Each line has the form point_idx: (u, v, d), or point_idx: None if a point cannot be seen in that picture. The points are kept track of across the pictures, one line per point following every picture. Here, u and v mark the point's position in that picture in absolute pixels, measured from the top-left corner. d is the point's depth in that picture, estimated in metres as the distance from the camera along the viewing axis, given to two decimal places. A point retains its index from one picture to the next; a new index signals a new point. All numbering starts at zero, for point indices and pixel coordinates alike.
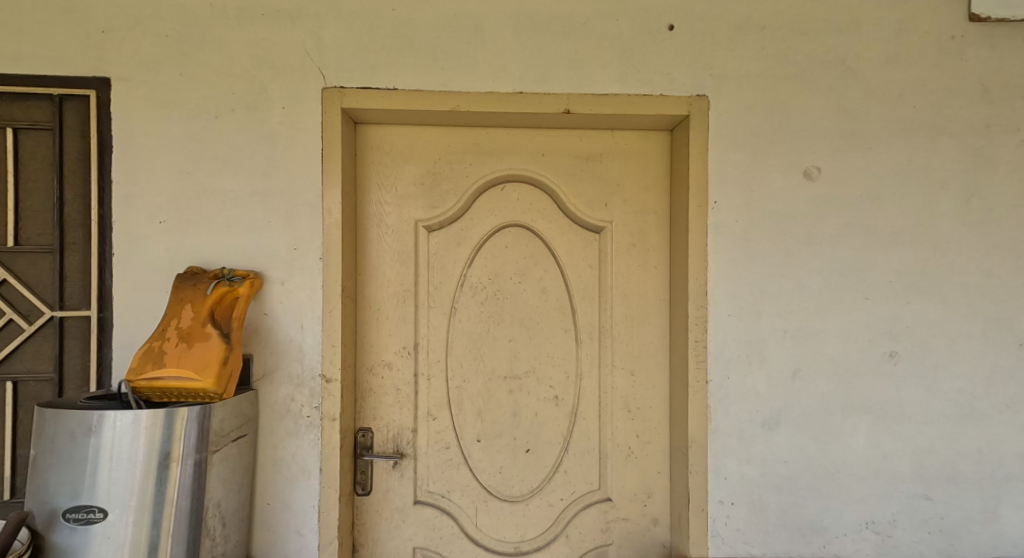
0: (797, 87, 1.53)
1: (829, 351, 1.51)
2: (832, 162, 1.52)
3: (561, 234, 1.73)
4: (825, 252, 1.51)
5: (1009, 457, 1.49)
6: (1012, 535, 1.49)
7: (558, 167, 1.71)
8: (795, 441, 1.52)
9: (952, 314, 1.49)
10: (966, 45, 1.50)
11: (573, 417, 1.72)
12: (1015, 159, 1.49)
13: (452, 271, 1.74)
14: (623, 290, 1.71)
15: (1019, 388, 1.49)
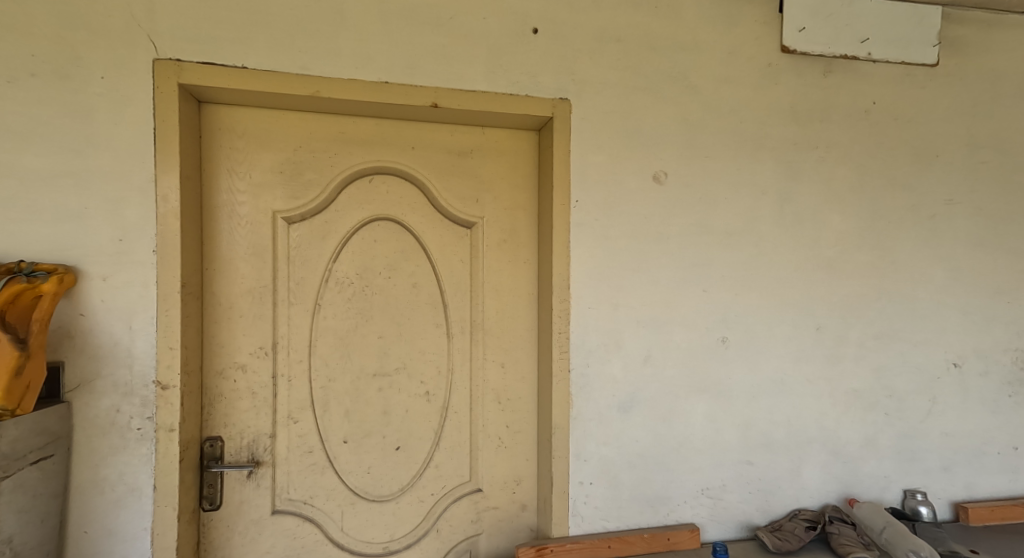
0: (648, 98, 1.67)
1: (674, 339, 1.68)
2: (678, 168, 1.67)
3: (433, 229, 1.72)
4: (674, 250, 1.67)
5: (809, 423, 1.74)
6: (812, 489, 1.74)
7: (429, 161, 1.70)
8: (645, 421, 1.67)
9: (771, 304, 1.72)
10: (780, 71, 1.71)
11: (444, 412, 1.73)
12: (817, 172, 1.73)
13: (316, 265, 1.66)
14: (495, 285, 1.74)
15: (818, 364, 1.74)
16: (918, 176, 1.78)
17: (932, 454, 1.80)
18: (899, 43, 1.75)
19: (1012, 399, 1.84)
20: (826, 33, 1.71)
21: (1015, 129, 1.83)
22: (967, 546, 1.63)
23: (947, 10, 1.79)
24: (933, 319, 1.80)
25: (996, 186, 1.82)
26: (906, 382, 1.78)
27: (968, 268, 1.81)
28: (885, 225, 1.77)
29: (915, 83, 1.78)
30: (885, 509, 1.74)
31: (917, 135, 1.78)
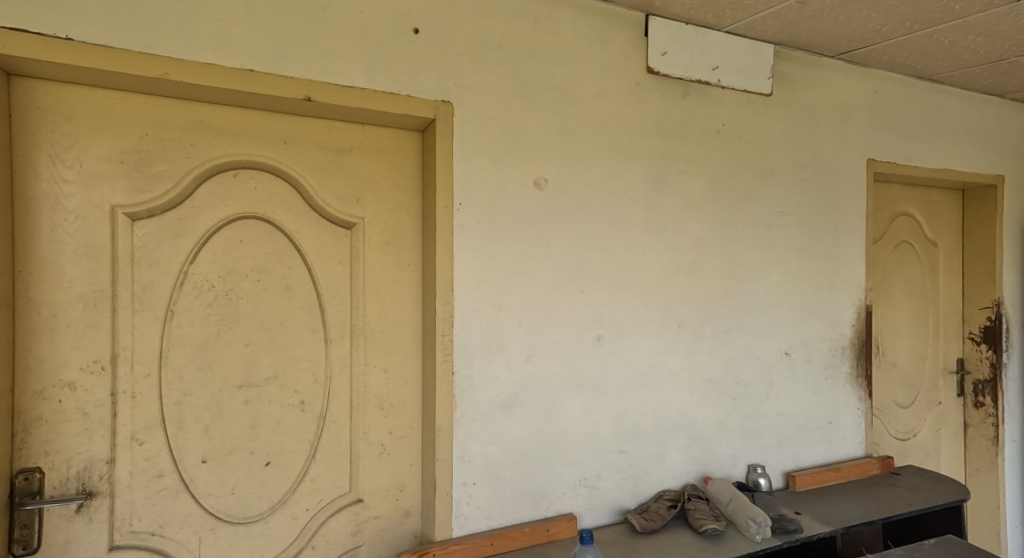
0: (528, 106, 1.72)
1: (554, 338, 1.75)
2: (556, 175, 1.75)
3: (308, 229, 1.61)
4: (554, 252, 1.74)
5: (672, 411, 1.91)
6: (674, 471, 1.92)
7: (302, 157, 1.60)
8: (527, 419, 1.72)
9: (641, 303, 1.86)
10: (645, 89, 1.86)
11: (322, 422, 1.63)
12: (678, 183, 1.91)
13: (169, 267, 1.48)
14: (377, 288, 1.68)
15: (680, 357, 1.92)
16: (757, 189, 2.04)
17: (769, 431, 2.08)
18: (741, 72, 1.99)
19: (828, 380, 2.19)
20: (683, 59, 1.90)
21: (829, 153, 2.18)
22: (793, 509, 1.92)
23: (777, 48, 2.07)
24: (770, 313, 2.07)
25: (816, 200, 2.15)
26: (749, 369, 2.04)
27: (795, 270, 2.12)
28: (733, 232, 2.00)
29: (754, 109, 2.03)
30: (732, 483, 1.98)
31: (756, 154, 2.04)
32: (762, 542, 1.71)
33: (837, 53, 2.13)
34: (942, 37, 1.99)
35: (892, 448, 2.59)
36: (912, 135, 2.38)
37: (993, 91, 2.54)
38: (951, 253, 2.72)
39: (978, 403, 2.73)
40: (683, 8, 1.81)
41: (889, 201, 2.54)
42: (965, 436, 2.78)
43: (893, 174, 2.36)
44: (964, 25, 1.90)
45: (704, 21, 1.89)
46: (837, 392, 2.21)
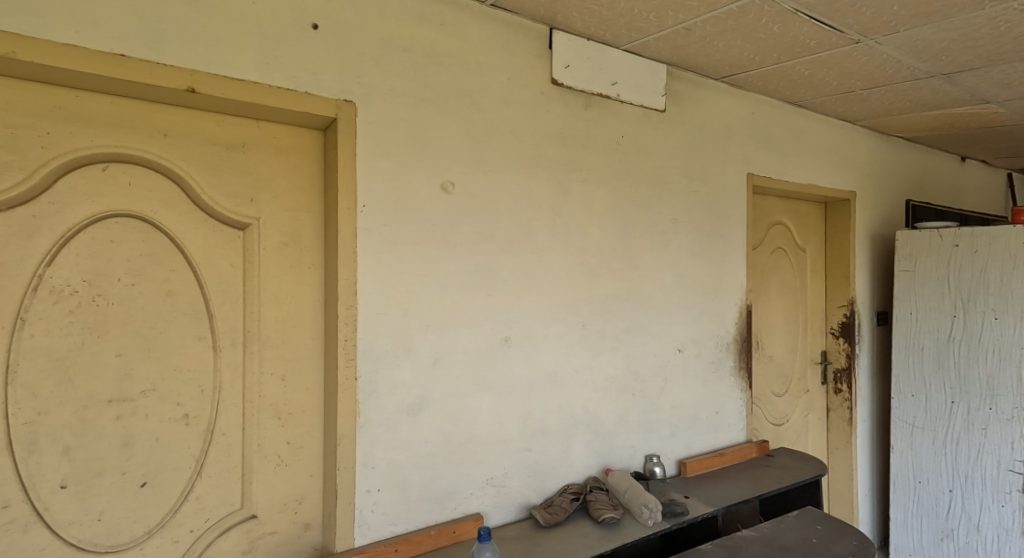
0: (436, 109, 1.70)
1: (462, 340, 1.73)
2: (463, 178, 1.74)
3: (193, 230, 1.48)
4: (462, 255, 1.73)
5: (576, 408, 1.95)
6: (578, 465, 1.96)
7: (186, 152, 1.46)
8: (435, 422, 1.68)
9: (547, 304, 1.89)
10: (550, 100, 1.92)
11: (209, 435, 1.49)
12: (581, 191, 1.98)
13: (21, 268, 1.29)
14: (273, 292, 1.58)
15: (584, 356, 1.98)
16: (652, 197, 2.16)
17: (664, 423, 2.19)
18: (637, 89, 2.11)
19: (716, 373, 2.36)
20: (585, 72, 1.98)
21: (714, 167, 2.36)
22: (682, 494, 2.04)
23: (669, 68, 2.22)
24: (665, 314, 2.20)
25: (704, 209, 2.32)
26: (646, 366, 2.14)
27: (686, 273, 2.27)
28: (632, 236, 2.10)
29: (650, 123, 2.16)
30: (631, 473, 2.06)
31: (651, 165, 2.16)
32: (654, 527, 1.79)
33: (720, 77, 2.32)
34: (803, 69, 2.24)
35: (770, 433, 2.82)
36: (782, 154, 2.64)
37: (846, 118, 2.89)
38: (815, 259, 3.04)
39: (838, 389, 3.06)
40: (584, 24, 1.88)
41: (766, 212, 2.80)
42: (828, 421, 3.11)
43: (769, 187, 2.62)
44: (819, 59, 2.15)
45: (603, 38, 1.98)
46: (724, 383, 2.39)
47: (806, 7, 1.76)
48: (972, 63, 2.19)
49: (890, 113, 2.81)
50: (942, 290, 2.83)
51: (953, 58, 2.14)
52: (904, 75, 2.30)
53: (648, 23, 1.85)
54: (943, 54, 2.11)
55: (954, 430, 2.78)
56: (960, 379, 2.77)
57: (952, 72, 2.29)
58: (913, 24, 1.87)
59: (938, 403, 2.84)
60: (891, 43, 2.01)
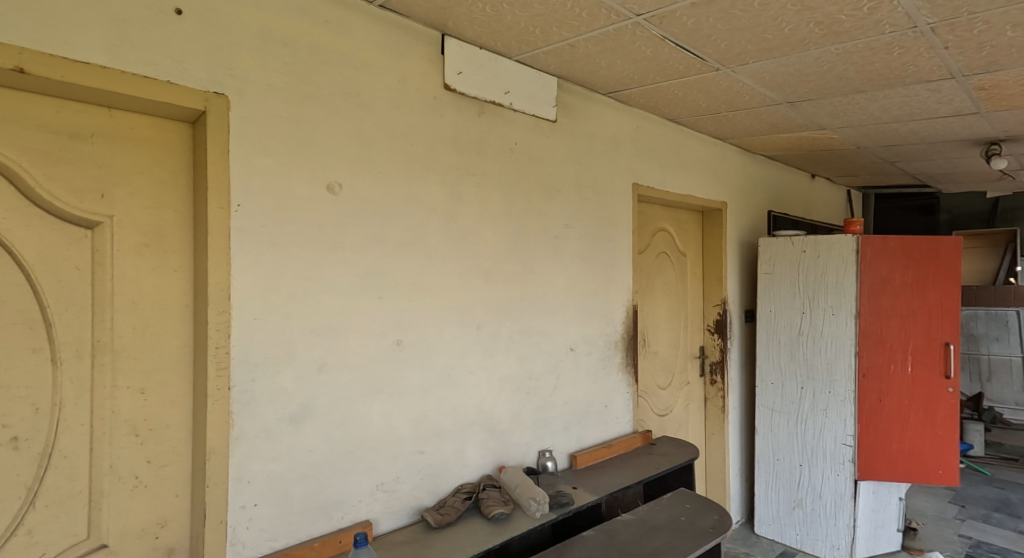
0: (319, 108, 1.64)
1: (351, 344, 1.68)
2: (351, 180, 1.70)
3: (27, 227, 1.33)
4: (350, 257, 1.69)
5: (471, 409, 1.96)
6: (472, 464, 1.96)
7: (17, 139, 1.31)
8: (320, 430, 1.62)
9: (441, 307, 1.89)
10: (442, 105, 1.92)
11: (44, 460, 1.35)
12: (475, 195, 1.99)
13: None
14: (131, 298, 1.45)
15: (478, 357, 1.99)
16: (544, 203, 2.22)
17: (557, 419, 2.25)
18: (529, 99, 2.16)
19: (605, 369, 2.47)
20: (478, 80, 2.00)
21: (602, 176, 2.47)
22: (571, 485, 2.11)
23: (560, 81, 2.29)
24: (557, 315, 2.26)
25: (593, 215, 2.42)
26: (540, 365, 2.19)
27: (578, 274, 2.35)
28: (525, 240, 2.15)
29: (542, 132, 2.22)
30: (524, 469, 2.10)
31: (543, 172, 2.22)
32: (541, 519, 1.84)
33: (608, 91, 2.43)
34: (677, 90, 2.40)
35: (654, 423, 2.98)
36: (663, 166, 2.81)
37: (718, 136, 3.12)
38: (694, 263, 3.26)
39: (714, 381, 3.29)
40: (474, 33, 1.90)
41: (651, 219, 2.97)
42: (705, 409, 3.33)
43: (651, 197, 2.78)
44: (689, 82, 2.32)
45: (495, 48, 2.01)
46: (612, 378, 2.50)
47: (671, 35, 1.88)
48: (808, 95, 2.45)
49: (758, 133, 3.06)
50: (795, 291, 3.14)
51: (792, 89, 2.38)
52: (757, 101, 2.53)
53: (535, 37, 1.91)
54: (785, 86, 2.34)
55: (804, 414, 3.10)
56: (809, 369, 3.09)
57: (795, 102, 2.54)
58: (760, 57, 2.06)
59: (794, 390, 3.15)
60: (744, 72, 2.21)
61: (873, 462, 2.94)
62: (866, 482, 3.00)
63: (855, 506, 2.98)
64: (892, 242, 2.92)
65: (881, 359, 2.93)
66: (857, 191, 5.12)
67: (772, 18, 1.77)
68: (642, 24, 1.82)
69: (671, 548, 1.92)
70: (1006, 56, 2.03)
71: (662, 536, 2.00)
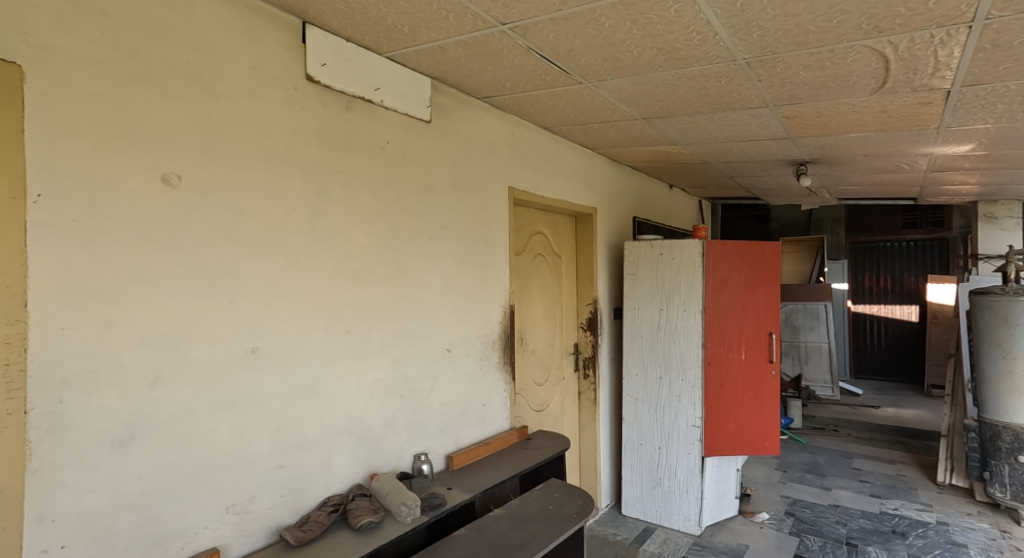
0: (152, 90, 1.53)
1: (194, 353, 1.60)
2: (192, 172, 1.60)
3: None
4: (194, 260, 1.60)
5: (340, 417, 1.94)
6: (341, 475, 1.95)
7: None
8: (153, 452, 1.53)
9: (304, 310, 1.85)
10: (303, 96, 1.87)
11: None
12: (342, 193, 1.97)
13: None
14: None
15: (349, 362, 1.98)
16: (418, 204, 2.24)
17: (433, 421, 2.28)
18: (402, 98, 2.17)
19: (482, 369, 2.53)
20: (346, 74, 1.97)
21: (478, 178, 2.54)
22: (445, 486, 2.15)
23: (434, 82, 2.32)
24: (434, 316, 2.30)
25: (469, 217, 2.48)
26: (415, 368, 2.21)
27: (454, 277, 2.40)
28: (399, 241, 2.16)
29: (415, 132, 2.24)
30: (397, 474, 2.11)
31: (417, 173, 2.24)
32: (412, 523, 1.86)
33: (482, 96, 2.50)
34: (548, 99, 2.53)
35: (531, 418, 3.10)
36: (536, 170, 2.93)
37: (586, 145, 3.31)
38: (569, 263, 3.44)
39: (587, 374, 3.49)
40: (339, 25, 1.87)
41: (528, 222, 3.09)
42: (579, 402, 3.52)
43: (529, 200, 2.89)
44: (557, 93, 2.45)
45: (365, 43, 2.00)
46: (489, 377, 2.57)
47: (536, 46, 1.99)
48: (660, 112, 2.68)
49: (620, 144, 3.28)
50: (654, 289, 3.40)
51: (646, 106, 2.59)
52: (616, 116, 2.73)
53: (404, 34, 1.92)
54: (640, 103, 2.55)
55: (662, 401, 3.38)
56: (666, 359, 3.37)
57: (650, 118, 2.76)
58: (617, 74, 2.23)
59: (653, 381, 3.41)
60: (604, 88, 2.37)
61: (716, 440, 3.28)
62: (711, 458, 3.33)
63: (702, 480, 3.28)
64: (730, 247, 3.30)
65: (723, 348, 3.29)
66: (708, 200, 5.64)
67: (622, 40, 1.93)
68: (507, 33, 1.90)
69: (538, 536, 2.04)
70: (807, 91, 2.36)
71: (530, 526, 2.11)
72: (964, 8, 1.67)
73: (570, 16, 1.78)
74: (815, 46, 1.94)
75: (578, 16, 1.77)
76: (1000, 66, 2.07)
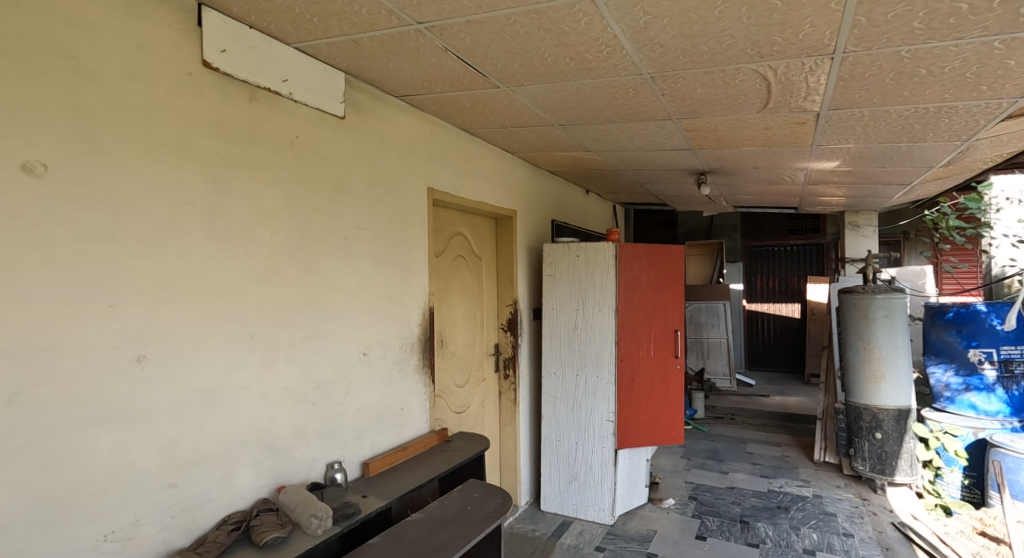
0: (12, 66, 1.42)
1: (65, 366, 1.50)
2: (62, 160, 1.50)
3: None
4: (67, 263, 1.51)
5: (243, 427, 1.89)
6: (243, 491, 1.89)
7: None
8: (12, 478, 1.41)
9: (201, 314, 1.78)
10: (200, 83, 1.79)
11: None
12: (244, 188, 1.90)
13: None
14: None
15: (253, 369, 1.92)
16: (330, 203, 2.20)
17: (347, 428, 2.26)
18: (312, 91, 2.12)
19: (400, 372, 2.53)
20: (251, 63, 1.91)
21: (395, 178, 2.53)
22: (361, 494, 2.14)
23: (347, 77, 2.29)
24: (348, 319, 2.27)
25: (385, 216, 2.47)
26: (327, 373, 2.18)
27: (370, 279, 2.38)
28: (310, 241, 2.12)
29: (327, 127, 2.20)
30: (308, 484, 2.08)
31: (329, 170, 2.21)
32: (323, 535, 1.83)
33: (399, 95, 2.50)
34: (467, 101, 2.56)
35: (452, 420, 3.11)
36: (455, 172, 2.95)
37: (506, 148, 3.37)
38: (490, 265, 3.49)
39: (507, 374, 3.54)
40: (240, 10, 1.80)
41: (447, 223, 3.10)
42: (499, 402, 3.56)
43: (448, 201, 2.92)
44: (476, 95, 2.49)
45: (270, 31, 1.94)
46: (408, 380, 2.57)
47: (453, 48, 2.01)
48: (574, 120, 2.77)
49: (539, 148, 3.37)
50: (572, 290, 3.51)
51: (561, 113, 2.67)
52: (534, 121, 2.80)
53: (313, 25, 1.89)
54: (556, 110, 2.63)
55: (579, 397, 3.48)
56: (583, 357, 3.48)
57: (565, 124, 2.86)
58: (533, 81, 2.30)
59: (570, 379, 3.51)
60: (521, 93, 2.43)
61: (628, 432, 3.43)
62: (624, 451, 3.48)
63: (616, 472, 3.42)
64: (640, 250, 3.48)
65: (634, 345, 3.45)
66: (620, 206, 5.87)
67: (536, 48, 2.00)
68: (423, 33, 1.91)
69: (456, 535, 2.08)
70: (704, 107, 2.53)
71: (448, 528, 2.13)
72: (826, 40, 1.88)
73: (486, 20, 1.82)
74: (708, 65, 2.10)
75: (493, 20, 1.82)
76: (857, 93, 2.33)
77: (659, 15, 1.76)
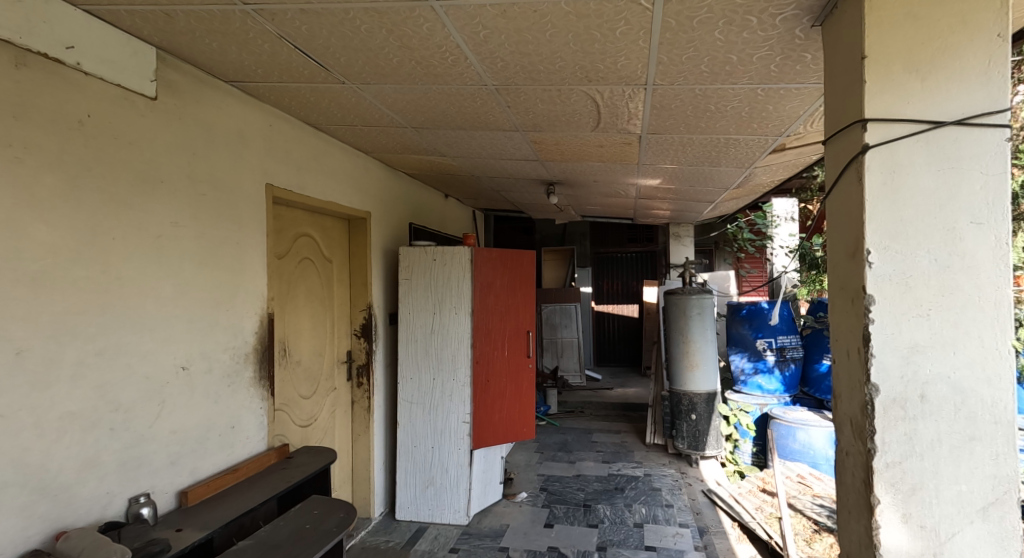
0: None
1: None
2: None
3: None
4: None
5: (6, 466, 1.64)
6: (4, 543, 1.64)
7: None
8: None
9: None
10: None
11: None
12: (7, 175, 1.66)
13: None
14: None
15: (21, 397, 1.68)
16: (136, 197, 2.00)
17: (158, 454, 2.07)
18: (109, 64, 1.91)
19: (229, 386, 2.37)
20: (16, 20, 1.67)
21: (224, 171, 2.38)
22: (173, 528, 1.98)
23: (161, 54, 2.10)
24: (160, 329, 2.08)
25: (212, 214, 2.30)
26: (131, 394, 1.97)
27: (190, 283, 2.20)
28: (108, 240, 1.91)
29: (133, 107, 2.00)
30: (101, 524, 1.86)
31: (136, 158, 2.00)
32: None
33: (230, 80, 2.35)
34: (309, 94, 2.48)
35: (296, 435, 2.97)
36: (298, 168, 2.83)
37: (359, 147, 3.30)
38: (341, 268, 3.39)
39: (361, 383, 3.46)
40: None
41: (292, 223, 2.97)
42: (352, 412, 3.47)
43: (291, 199, 2.80)
44: (319, 89, 2.42)
45: None
46: (239, 396, 2.42)
47: (287, 35, 1.94)
48: (425, 123, 2.79)
49: (390, 149, 3.34)
50: (428, 294, 3.52)
51: (412, 116, 2.68)
52: (385, 121, 2.78)
53: None
54: (407, 112, 2.63)
55: (435, 401, 3.49)
56: (439, 360, 3.50)
57: (417, 127, 2.87)
58: (379, 81, 2.28)
59: (426, 383, 3.51)
60: (368, 91, 2.41)
61: (483, 432, 3.51)
62: (479, 450, 3.55)
63: (471, 473, 3.48)
64: (493, 254, 3.60)
65: (489, 347, 3.55)
66: (481, 212, 6.04)
67: (379, 47, 1.99)
68: (251, 14, 1.82)
69: (290, 557, 1.99)
70: (545, 122, 2.68)
71: (281, 551, 2.04)
72: (639, 72, 2.10)
73: (322, 11, 1.78)
74: (547, 84, 2.24)
75: (330, 13, 1.79)
76: (668, 121, 2.62)
77: (497, 30, 1.84)
